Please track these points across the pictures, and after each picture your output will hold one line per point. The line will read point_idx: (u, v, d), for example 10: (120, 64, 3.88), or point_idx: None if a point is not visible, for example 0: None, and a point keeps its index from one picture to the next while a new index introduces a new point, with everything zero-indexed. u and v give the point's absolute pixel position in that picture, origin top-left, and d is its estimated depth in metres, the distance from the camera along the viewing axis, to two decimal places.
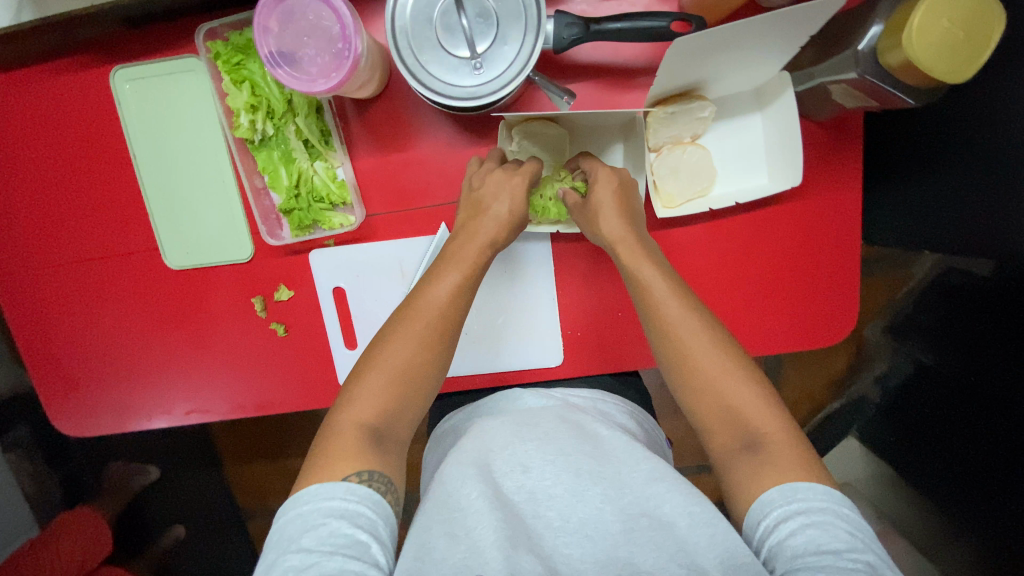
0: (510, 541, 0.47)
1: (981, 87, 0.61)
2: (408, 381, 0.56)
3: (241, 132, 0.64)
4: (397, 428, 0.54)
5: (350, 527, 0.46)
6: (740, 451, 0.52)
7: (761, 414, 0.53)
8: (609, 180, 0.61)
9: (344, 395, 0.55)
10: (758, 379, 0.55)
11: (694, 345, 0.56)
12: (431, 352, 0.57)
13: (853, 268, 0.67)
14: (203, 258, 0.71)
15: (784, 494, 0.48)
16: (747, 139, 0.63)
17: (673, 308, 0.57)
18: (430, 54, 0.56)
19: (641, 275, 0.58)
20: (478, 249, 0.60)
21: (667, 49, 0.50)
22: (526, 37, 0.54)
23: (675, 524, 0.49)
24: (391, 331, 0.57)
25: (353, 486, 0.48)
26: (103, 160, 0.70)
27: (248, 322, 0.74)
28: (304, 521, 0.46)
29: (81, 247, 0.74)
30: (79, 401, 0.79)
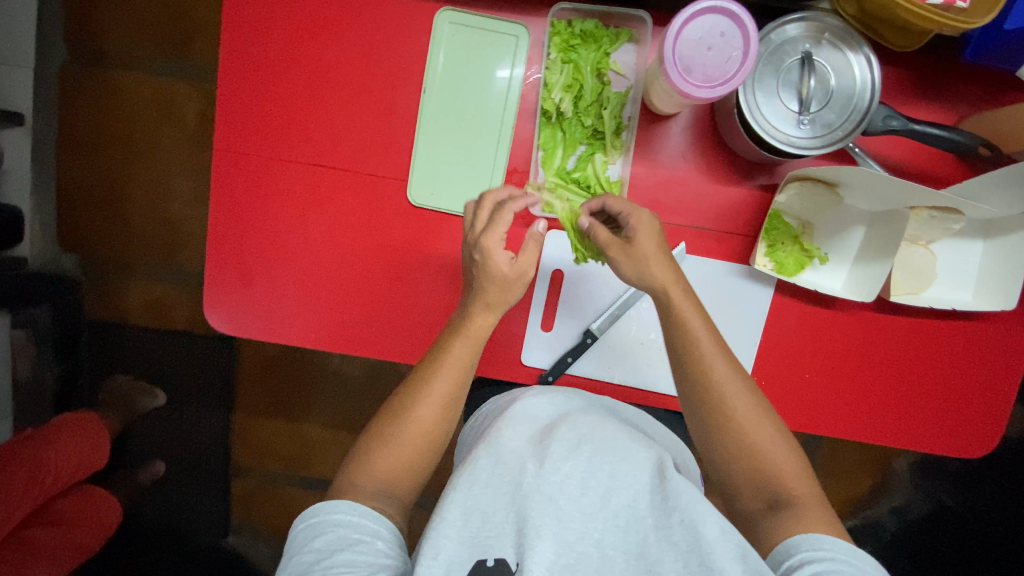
0: (520, 531, 0.53)
1: None
2: (425, 443, 0.63)
3: (546, 105, 0.69)
4: (404, 484, 0.61)
5: (354, 532, 0.55)
6: (764, 508, 0.59)
7: (788, 464, 0.60)
8: (650, 220, 0.64)
9: (362, 457, 0.62)
10: (785, 436, 0.61)
11: (738, 405, 0.61)
12: (445, 412, 0.63)
13: (1002, 396, 0.76)
14: (445, 203, 0.73)
15: (811, 542, 0.53)
16: (965, 260, 0.72)
17: (713, 363, 0.62)
18: (765, 98, 0.62)
19: (689, 325, 0.62)
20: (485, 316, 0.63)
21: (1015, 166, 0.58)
22: (851, 114, 0.62)
23: (702, 528, 0.51)
24: (429, 371, 0.63)
25: (356, 504, 0.57)
26: (382, 82, 0.72)
27: (456, 277, 0.75)
28: (314, 529, 0.55)
29: (322, 153, 0.74)
30: (246, 301, 0.77)
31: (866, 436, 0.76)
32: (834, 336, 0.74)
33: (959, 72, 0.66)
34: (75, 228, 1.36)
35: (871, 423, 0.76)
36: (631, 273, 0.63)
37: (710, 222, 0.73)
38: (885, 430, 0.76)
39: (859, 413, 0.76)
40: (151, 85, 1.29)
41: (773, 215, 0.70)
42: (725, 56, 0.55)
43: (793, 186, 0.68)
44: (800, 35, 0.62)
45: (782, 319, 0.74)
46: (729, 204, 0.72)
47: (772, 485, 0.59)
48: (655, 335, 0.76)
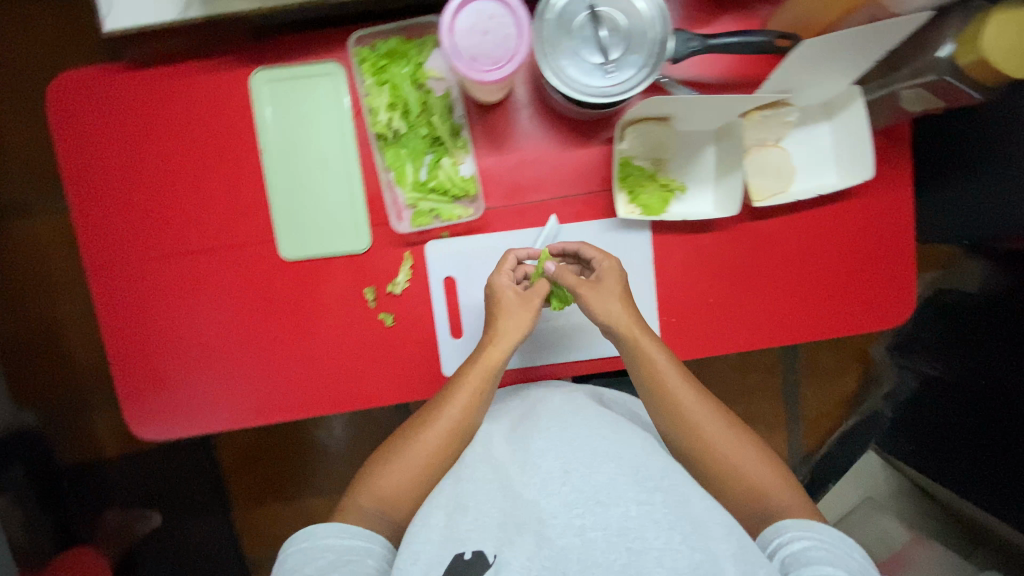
0: (504, 530, 0.55)
1: (999, 106, 0.72)
2: (428, 464, 0.66)
3: (378, 128, 0.70)
4: (403, 502, 0.65)
5: (347, 551, 0.60)
6: (758, 519, 0.63)
7: (763, 473, 0.64)
8: (616, 270, 0.69)
9: (363, 479, 0.66)
10: (758, 448, 0.66)
11: (704, 424, 0.65)
12: (460, 430, 0.67)
13: (904, 259, 0.78)
14: (320, 249, 0.74)
15: (798, 525, 0.60)
16: (819, 145, 0.74)
17: (690, 405, 0.66)
18: (569, 61, 0.64)
19: (656, 366, 0.66)
20: (490, 367, 0.67)
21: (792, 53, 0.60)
22: (651, 49, 0.64)
23: (691, 501, 0.56)
24: (429, 412, 0.67)
25: (345, 527, 0.62)
26: (224, 155, 0.73)
27: (356, 314, 0.76)
28: (303, 555, 0.59)
29: (190, 240, 0.75)
30: (166, 402, 0.78)
31: (790, 337, 0.78)
32: (726, 255, 0.76)
33: None
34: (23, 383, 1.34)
35: (789, 324, 0.78)
36: (597, 313, 0.67)
37: (574, 187, 0.75)
38: (806, 325, 0.78)
39: (776, 319, 0.77)
40: (46, 223, 1.27)
41: (623, 163, 0.72)
42: (503, 34, 0.57)
43: (630, 130, 0.71)
44: None
45: (670, 254, 0.75)
46: (584, 164, 0.74)
47: (756, 494, 0.63)
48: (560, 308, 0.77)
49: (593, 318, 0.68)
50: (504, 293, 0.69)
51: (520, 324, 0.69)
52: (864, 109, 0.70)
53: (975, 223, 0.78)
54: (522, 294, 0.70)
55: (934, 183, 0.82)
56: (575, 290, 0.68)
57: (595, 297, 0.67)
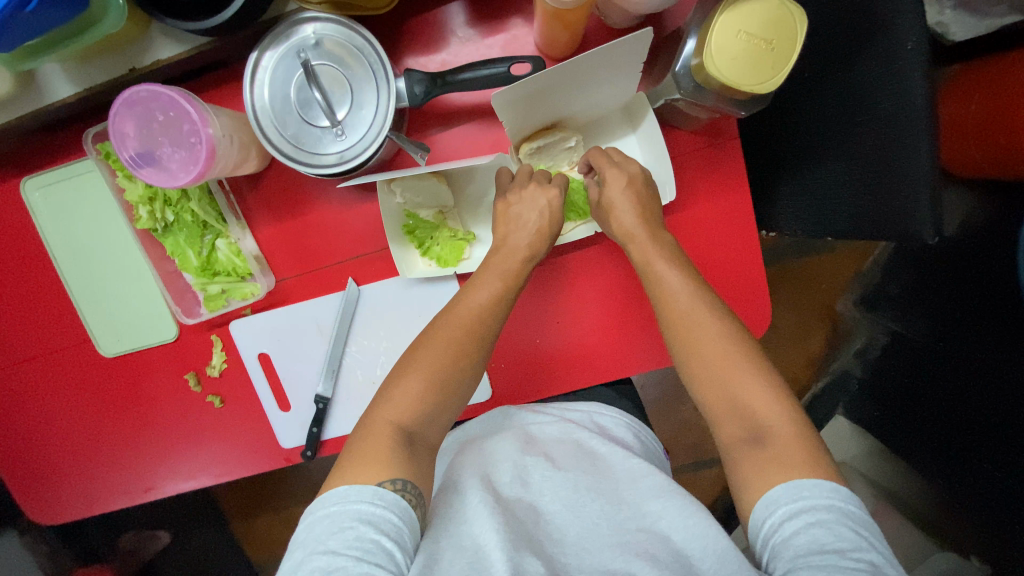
0: (516, 544, 0.49)
1: (846, 71, 0.59)
2: (438, 390, 0.56)
3: (143, 224, 0.67)
4: (423, 425, 0.55)
5: (374, 533, 0.46)
6: (744, 442, 0.53)
7: (772, 411, 0.53)
8: (640, 178, 0.62)
9: (382, 392, 0.57)
10: (766, 372, 0.55)
11: (708, 341, 0.56)
12: (458, 360, 0.57)
13: (754, 269, 0.67)
14: (134, 343, 0.74)
15: (789, 492, 0.48)
16: (625, 158, 0.66)
17: (706, 335, 0.57)
18: (296, 131, 0.58)
19: (671, 305, 0.59)
20: (501, 277, 0.61)
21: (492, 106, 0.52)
22: (380, 99, 0.57)
23: (672, 537, 0.51)
24: (419, 343, 0.59)
25: (381, 492, 0.48)
26: (25, 265, 0.73)
27: (187, 398, 0.77)
28: (331, 521, 0.47)
29: (20, 348, 0.77)
30: (42, 496, 0.82)
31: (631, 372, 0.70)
32: (543, 292, 0.69)
33: None
34: None
35: (630, 356, 0.69)
36: (609, 225, 0.63)
37: (367, 244, 0.69)
38: (647, 359, 0.69)
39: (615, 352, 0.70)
40: None
41: (405, 216, 0.66)
42: (182, 133, 0.52)
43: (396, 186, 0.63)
44: (293, 52, 0.56)
45: None
46: (372, 219, 0.68)
47: (748, 416, 0.53)
48: (381, 370, 0.73)
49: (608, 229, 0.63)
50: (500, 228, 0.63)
51: (545, 217, 0.62)
52: (654, 119, 0.59)
53: (832, 214, 0.67)
54: (551, 195, 0.62)
55: (788, 170, 0.73)
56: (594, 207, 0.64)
57: (620, 197, 0.62)
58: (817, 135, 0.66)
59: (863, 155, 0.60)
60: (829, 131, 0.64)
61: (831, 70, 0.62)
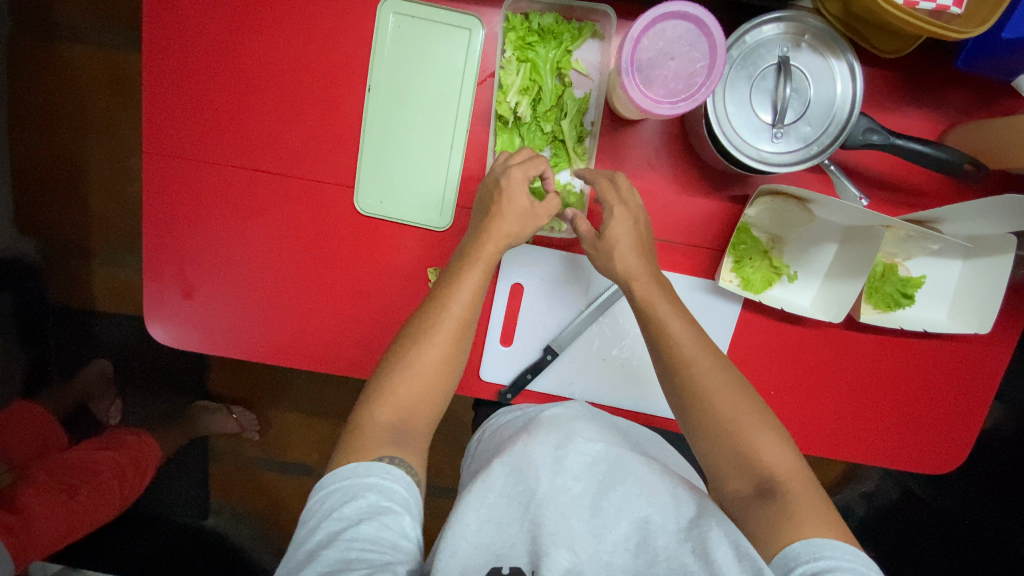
0: (535, 534, 0.51)
1: None
2: (429, 382, 0.58)
3: (501, 109, 0.63)
4: (417, 421, 0.57)
5: (385, 499, 0.50)
6: (753, 495, 0.54)
7: (774, 455, 0.55)
8: (628, 215, 0.61)
9: (374, 391, 0.57)
10: (770, 421, 0.57)
11: (714, 391, 0.57)
12: (459, 339, 0.59)
13: (975, 417, 0.74)
14: (397, 212, 0.68)
15: (810, 549, 0.49)
16: (941, 278, 0.69)
17: (730, 402, 0.57)
18: (736, 106, 0.57)
19: (666, 326, 0.59)
20: (501, 238, 0.60)
21: (1006, 198, 0.55)
22: (830, 126, 0.57)
23: (655, 539, 0.51)
24: (428, 314, 0.59)
25: (387, 466, 0.52)
26: (327, 78, 0.66)
27: (409, 290, 0.71)
28: (344, 492, 0.50)
29: (265, 155, 0.68)
30: (188, 311, 0.73)
31: (836, 454, 0.74)
32: (805, 355, 0.71)
33: (947, 77, 0.61)
34: (19, 207, 1.12)
35: (842, 443, 0.74)
36: (608, 267, 0.63)
37: (679, 235, 0.69)
38: (851, 447, 0.74)
39: (833, 435, 0.73)
40: (102, 55, 1.06)
41: (742, 229, 0.66)
42: (686, 66, 0.49)
43: (765, 200, 0.64)
44: (776, 38, 0.56)
45: (751, 335, 0.70)
46: (698, 215, 0.68)
47: (758, 470, 0.55)
48: (617, 352, 0.73)
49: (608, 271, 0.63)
50: (512, 179, 0.60)
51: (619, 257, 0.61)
52: (1008, 264, 0.64)
53: None
54: (603, 240, 0.62)
55: None
56: (583, 242, 0.63)
57: (602, 253, 0.62)
58: None
59: None
60: None
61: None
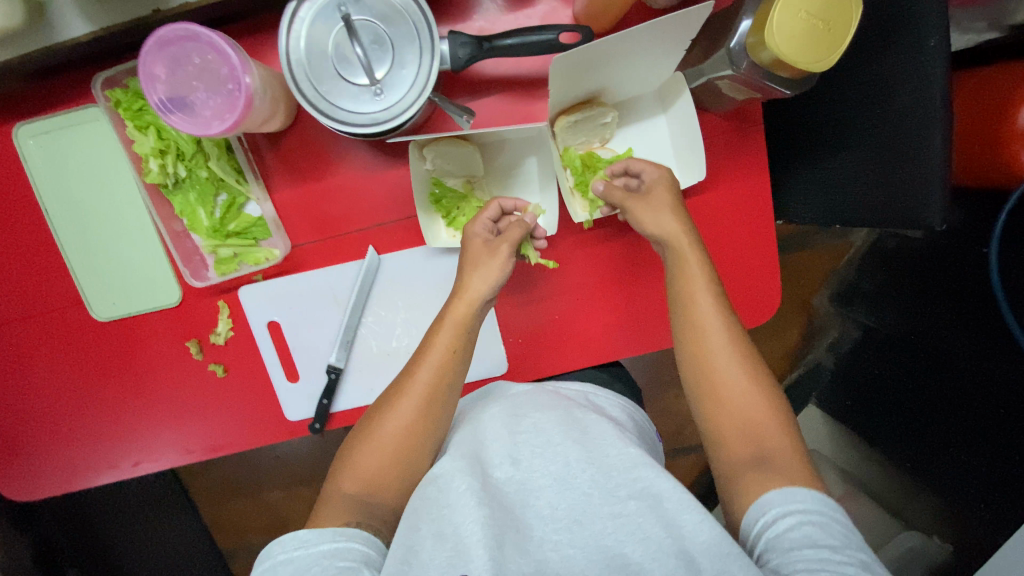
0: (498, 543, 0.46)
1: (858, 70, 0.62)
2: (404, 451, 0.56)
3: (152, 177, 0.63)
4: (387, 492, 0.55)
5: (340, 562, 0.48)
6: (750, 463, 0.52)
7: (765, 422, 0.54)
8: (668, 187, 0.60)
9: (339, 465, 0.57)
10: (769, 389, 0.55)
11: (712, 330, 0.57)
12: (429, 407, 0.58)
13: (770, 252, 0.70)
14: (133, 307, 0.70)
15: (784, 497, 0.49)
16: (655, 141, 0.65)
17: (721, 356, 0.56)
18: (326, 83, 0.56)
19: (694, 302, 0.57)
20: (467, 304, 0.60)
21: (551, 67, 0.52)
22: (422, 59, 0.55)
23: (663, 501, 0.48)
24: (415, 363, 0.59)
25: (343, 529, 0.51)
26: (14, 218, 0.68)
27: (186, 367, 0.73)
28: (296, 565, 0.48)
29: (4, 309, 0.71)
30: (19, 468, 0.76)
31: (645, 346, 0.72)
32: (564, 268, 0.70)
33: None
34: None
35: (651, 334, 0.71)
36: (481, 281, 0.60)
37: (390, 211, 0.68)
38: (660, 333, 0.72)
39: (636, 329, 0.71)
40: None
41: (432, 183, 0.65)
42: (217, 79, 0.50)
43: (428, 152, 0.62)
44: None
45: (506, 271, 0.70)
46: (396, 186, 0.67)
47: (752, 438, 0.53)
48: (397, 342, 0.72)
49: (644, 233, 0.61)
50: (472, 242, 0.62)
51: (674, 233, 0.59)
52: (689, 103, 0.60)
53: (847, 203, 0.68)
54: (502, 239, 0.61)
55: (801, 161, 0.74)
56: (468, 252, 0.62)
57: (646, 211, 0.59)
58: (831, 132, 0.68)
59: (888, 145, 0.61)
60: (845, 124, 0.65)
61: (867, 60, 0.60)
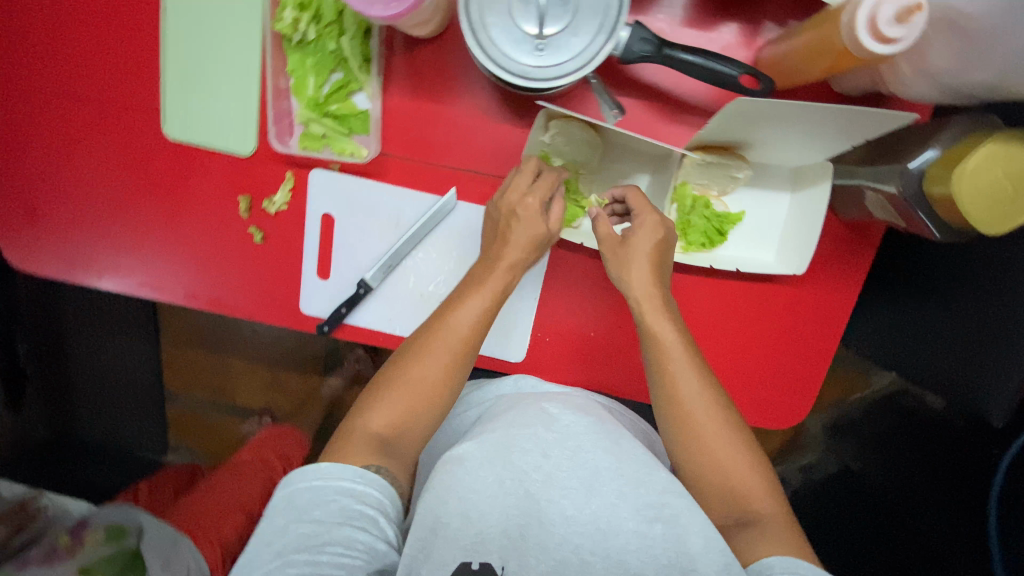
0: (513, 538, 0.53)
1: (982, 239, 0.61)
2: (428, 397, 0.58)
3: (281, 26, 0.61)
4: (408, 436, 0.57)
5: (358, 504, 0.52)
6: (733, 524, 0.54)
7: (754, 485, 0.55)
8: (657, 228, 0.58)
9: (364, 405, 0.58)
10: (750, 447, 0.56)
11: (681, 380, 0.56)
12: (455, 365, 0.58)
13: (818, 368, 0.68)
14: (202, 139, 0.68)
15: (784, 563, 0.49)
16: (769, 215, 0.63)
17: (693, 397, 0.56)
18: (495, 17, 0.53)
19: (667, 362, 0.56)
20: (508, 267, 0.59)
21: (727, 103, 0.49)
22: (597, 37, 0.53)
23: (687, 538, 0.52)
24: (453, 305, 0.59)
25: (363, 472, 0.53)
26: (136, 4, 0.67)
27: (227, 219, 0.71)
28: (315, 494, 0.52)
29: (85, 84, 0.70)
30: (32, 239, 0.75)
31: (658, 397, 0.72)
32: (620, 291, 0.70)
33: None
34: None
35: None
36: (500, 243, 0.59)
37: (486, 163, 0.66)
38: None
39: None
40: None
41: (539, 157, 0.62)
42: None
43: (554, 124, 0.60)
44: None
45: (566, 267, 0.69)
46: (504, 142, 0.65)
47: (738, 500, 0.54)
48: (434, 288, 0.70)
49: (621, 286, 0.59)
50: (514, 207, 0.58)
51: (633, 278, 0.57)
52: (826, 197, 0.57)
53: (907, 355, 0.66)
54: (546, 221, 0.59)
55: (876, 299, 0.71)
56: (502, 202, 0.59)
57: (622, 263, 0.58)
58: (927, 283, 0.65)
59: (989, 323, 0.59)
60: (945, 284, 0.63)
61: (1003, 236, 0.58)
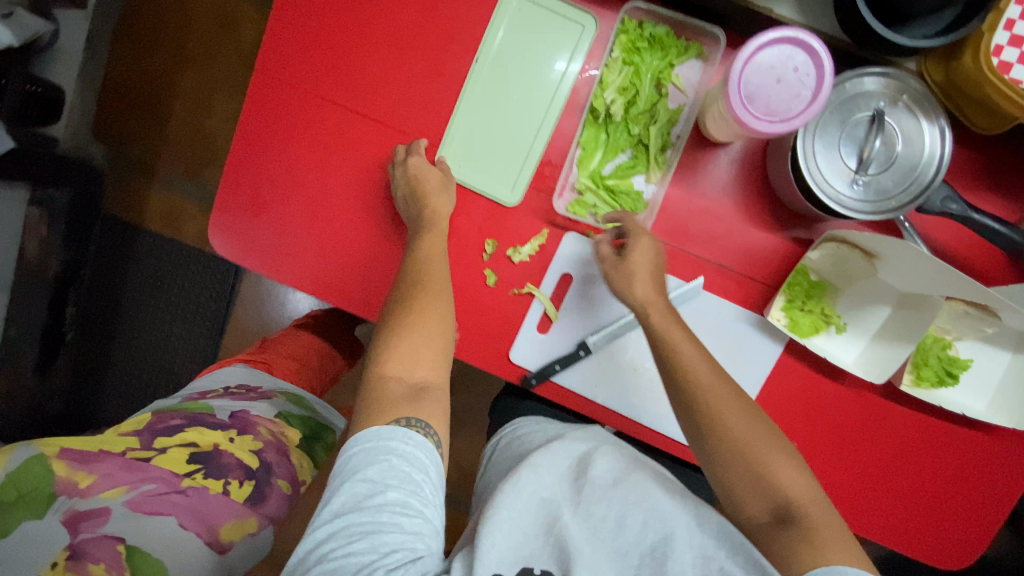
0: (564, 544, 0.50)
1: None
2: (433, 348, 0.61)
3: (596, 103, 0.67)
4: (432, 392, 0.58)
5: (389, 468, 0.51)
6: (774, 524, 0.54)
7: (792, 482, 0.55)
8: (650, 247, 0.66)
9: (378, 358, 0.60)
10: (797, 460, 0.57)
11: (742, 426, 0.57)
12: (445, 316, 0.63)
13: (992, 514, 0.73)
14: (471, 179, 0.71)
15: None
16: (988, 369, 0.69)
17: (750, 439, 0.57)
18: (823, 147, 0.59)
19: (722, 422, 0.58)
20: (429, 209, 0.67)
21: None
22: (910, 185, 0.58)
23: None
24: (422, 245, 0.67)
25: (409, 432, 0.53)
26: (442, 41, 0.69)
27: (464, 257, 0.71)
28: (367, 454, 0.52)
29: (364, 101, 0.71)
30: (251, 231, 0.74)
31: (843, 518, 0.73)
32: (832, 409, 0.71)
33: None
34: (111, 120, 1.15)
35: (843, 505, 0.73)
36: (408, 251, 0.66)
37: (738, 263, 0.69)
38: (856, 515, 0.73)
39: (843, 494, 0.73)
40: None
41: (801, 268, 0.67)
42: (794, 92, 0.51)
43: (831, 244, 0.65)
44: (876, 92, 0.58)
45: (787, 378, 0.70)
46: (760, 249, 0.69)
47: (772, 496, 0.55)
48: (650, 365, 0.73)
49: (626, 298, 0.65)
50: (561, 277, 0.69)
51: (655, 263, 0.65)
52: None
53: None
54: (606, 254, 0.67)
55: None
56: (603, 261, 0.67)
57: (638, 280, 0.64)
58: None
59: None
60: None
61: None
